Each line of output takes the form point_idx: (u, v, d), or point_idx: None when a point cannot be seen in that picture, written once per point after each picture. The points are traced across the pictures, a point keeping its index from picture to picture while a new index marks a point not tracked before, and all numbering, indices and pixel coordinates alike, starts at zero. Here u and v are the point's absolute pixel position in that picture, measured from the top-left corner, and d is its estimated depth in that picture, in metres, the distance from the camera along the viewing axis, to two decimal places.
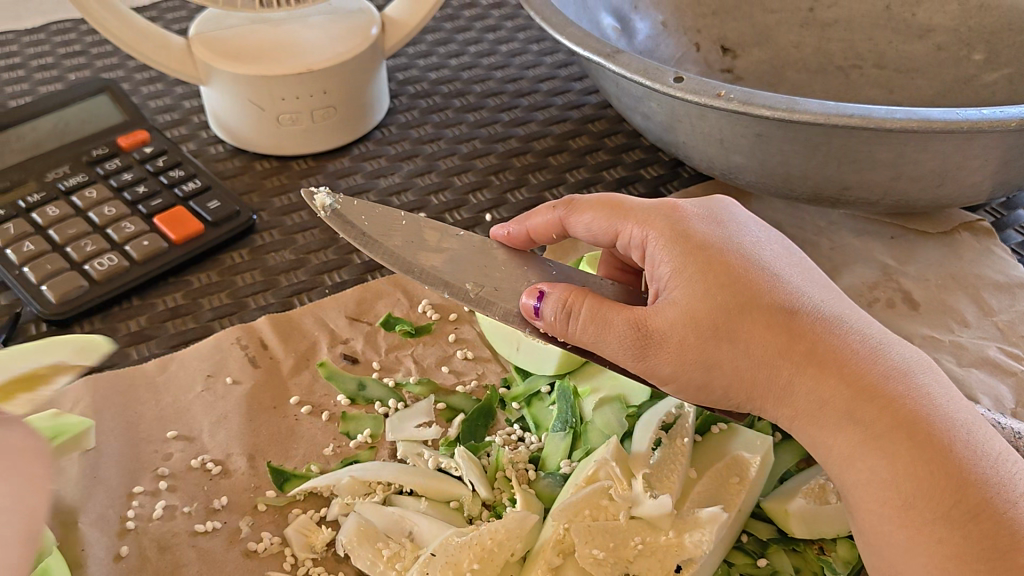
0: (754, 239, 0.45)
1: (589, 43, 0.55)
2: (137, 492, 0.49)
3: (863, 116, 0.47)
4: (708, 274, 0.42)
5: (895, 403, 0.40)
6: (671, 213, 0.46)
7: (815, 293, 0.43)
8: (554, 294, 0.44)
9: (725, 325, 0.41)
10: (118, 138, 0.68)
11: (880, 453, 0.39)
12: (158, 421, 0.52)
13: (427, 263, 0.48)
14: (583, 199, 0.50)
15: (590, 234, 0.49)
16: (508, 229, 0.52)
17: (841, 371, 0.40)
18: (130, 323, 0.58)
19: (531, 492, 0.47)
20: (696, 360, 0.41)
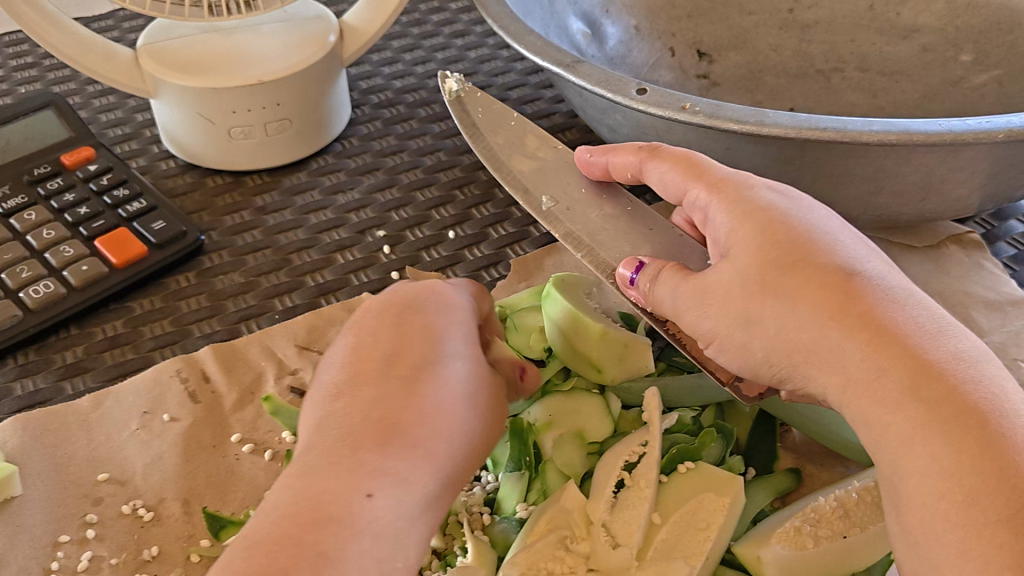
0: (827, 215, 0.39)
1: (548, 53, 0.51)
2: (63, 542, 0.45)
3: (837, 129, 0.44)
4: (767, 229, 0.38)
5: (967, 387, 0.32)
6: (743, 175, 0.41)
7: (893, 274, 0.37)
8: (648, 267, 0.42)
9: (775, 276, 0.36)
10: (62, 155, 0.64)
11: (935, 438, 0.32)
12: (90, 462, 0.49)
13: (514, 166, 0.49)
14: (669, 149, 0.44)
15: (661, 185, 0.43)
16: (592, 154, 0.47)
17: (906, 341, 0.34)
18: (66, 354, 0.55)
19: (484, 539, 0.43)
20: (740, 314, 0.37)
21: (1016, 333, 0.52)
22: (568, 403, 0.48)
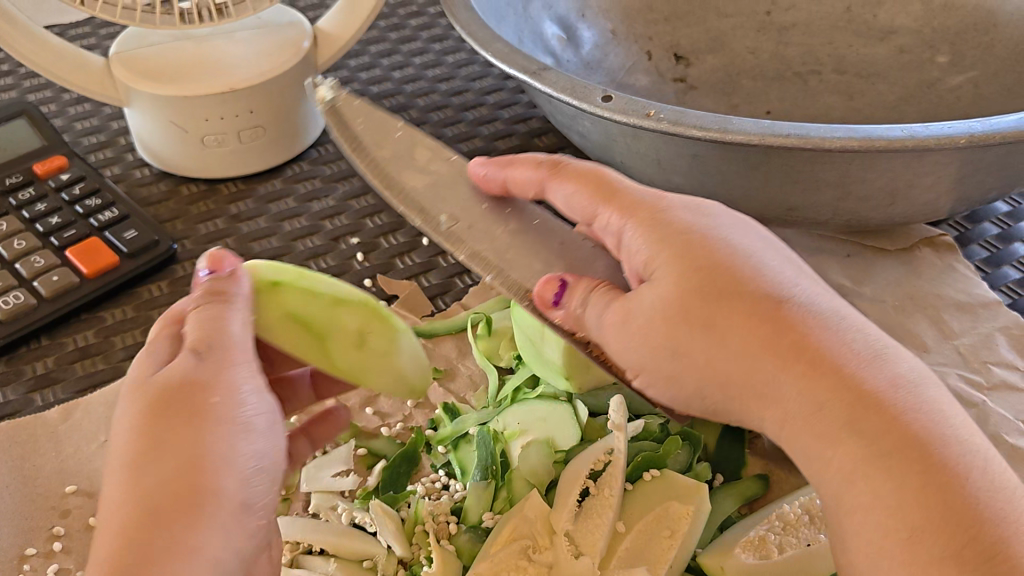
0: (748, 234, 0.38)
1: (515, 60, 0.51)
2: (30, 555, 0.45)
3: (800, 135, 0.44)
4: (688, 255, 0.37)
5: (901, 415, 0.33)
6: (657, 195, 0.40)
7: (816, 294, 0.36)
8: (574, 285, 0.39)
9: (703, 311, 0.35)
10: (36, 165, 0.64)
11: (884, 475, 0.32)
12: (58, 475, 0.49)
13: (407, 185, 0.43)
14: (574, 167, 0.42)
15: (569, 205, 0.42)
16: (489, 168, 0.43)
17: (839, 372, 0.33)
18: (36, 365, 0.54)
19: (449, 549, 0.43)
20: (670, 351, 0.36)
21: (987, 336, 0.52)
22: (532, 411, 0.48)
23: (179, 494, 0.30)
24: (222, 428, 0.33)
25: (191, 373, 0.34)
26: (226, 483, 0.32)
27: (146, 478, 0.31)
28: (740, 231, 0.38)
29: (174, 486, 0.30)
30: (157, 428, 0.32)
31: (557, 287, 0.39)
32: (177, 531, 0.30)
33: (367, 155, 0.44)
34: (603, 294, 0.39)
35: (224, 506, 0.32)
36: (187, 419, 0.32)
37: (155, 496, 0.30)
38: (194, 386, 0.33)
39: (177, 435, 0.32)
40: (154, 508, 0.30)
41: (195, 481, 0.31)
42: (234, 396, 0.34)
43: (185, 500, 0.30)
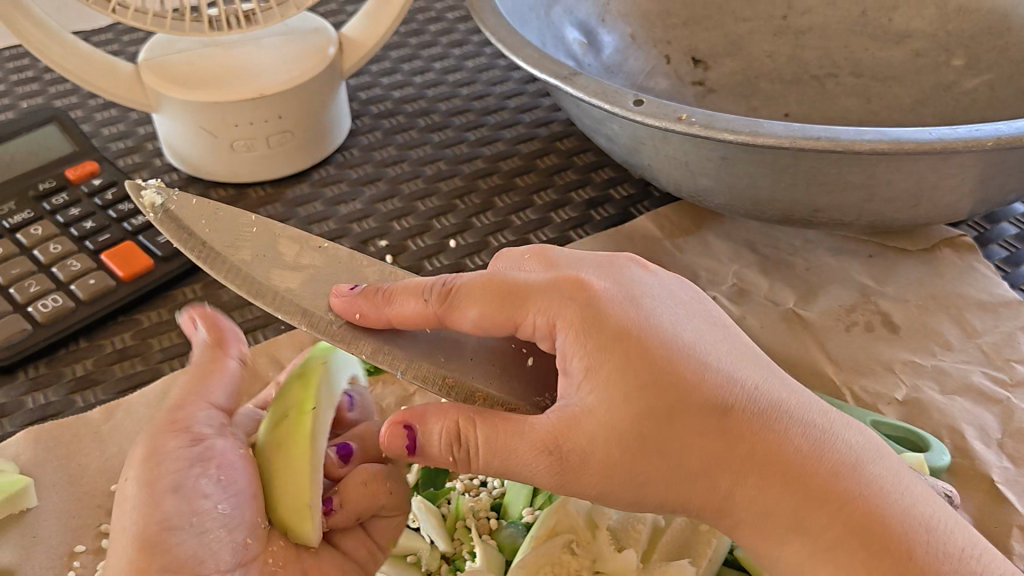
0: (667, 309, 0.37)
1: (545, 64, 0.52)
2: (79, 552, 0.47)
3: (830, 138, 0.45)
4: (626, 368, 0.34)
5: (847, 504, 0.34)
6: (572, 277, 0.36)
7: (746, 378, 0.36)
8: (430, 421, 0.36)
9: (653, 438, 0.33)
10: (67, 170, 0.65)
11: (850, 568, 0.33)
12: (103, 474, 0.50)
13: (280, 283, 0.38)
14: (465, 282, 0.36)
15: (479, 330, 0.36)
16: (361, 308, 0.36)
17: (789, 475, 0.34)
18: (76, 367, 0.55)
19: (492, 544, 0.44)
20: (619, 478, 0.34)
21: (1010, 333, 0.53)
22: None
23: (134, 567, 0.34)
24: (176, 500, 0.36)
25: (154, 445, 0.38)
26: (183, 547, 0.35)
27: (117, 547, 0.35)
28: (664, 311, 0.36)
29: (131, 560, 0.34)
30: (127, 498, 0.36)
31: (405, 429, 0.37)
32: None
33: (222, 259, 0.38)
34: (498, 436, 0.35)
35: (183, 568, 0.35)
36: (147, 498, 0.36)
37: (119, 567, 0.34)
38: (158, 458, 0.37)
39: (138, 509, 0.36)
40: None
41: (148, 555, 0.34)
42: (196, 466, 0.38)
43: (140, 574, 0.34)
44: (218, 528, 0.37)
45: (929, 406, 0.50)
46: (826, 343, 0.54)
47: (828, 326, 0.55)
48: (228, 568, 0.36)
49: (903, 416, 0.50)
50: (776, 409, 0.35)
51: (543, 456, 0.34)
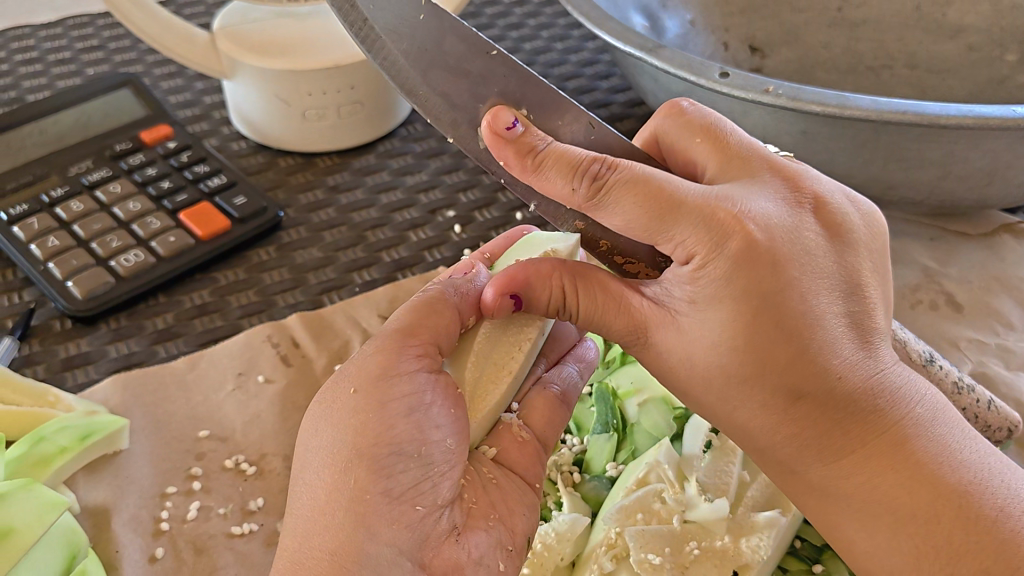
0: (809, 261, 0.33)
1: (629, 38, 0.54)
2: (170, 492, 0.48)
3: (916, 113, 0.46)
4: (718, 322, 0.32)
5: (905, 484, 0.33)
6: (725, 215, 0.32)
7: (857, 345, 0.33)
8: (535, 289, 0.37)
9: (724, 385, 0.33)
10: (141, 133, 0.66)
11: (872, 523, 0.34)
12: (190, 420, 0.51)
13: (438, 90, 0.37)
14: (619, 181, 0.32)
15: (618, 223, 0.33)
16: (508, 159, 0.34)
17: (850, 449, 0.33)
18: (156, 320, 0.57)
19: (577, 495, 0.46)
20: (684, 393, 0.35)
21: None
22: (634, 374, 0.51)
23: (357, 488, 0.33)
24: (407, 425, 0.34)
25: (386, 360, 0.36)
26: (407, 475, 0.34)
27: (333, 459, 0.34)
28: (804, 267, 0.32)
29: (353, 479, 0.33)
30: (345, 410, 0.35)
31: (510, 298, 0.38)
32: (364, 533, 0.32)
33: (382, 47, 0.36)
34: (597, 311, 0.35)
35: (404, 496, 0.33)
36: (376, 416, 0.34)
37: (339, 487, 0.33)
38: (391, 377, 0.35)
39: (361, 428, 0.34)
40: (339, 495, 0.33)
41: (374, 478, 0.33)
42: (421, 396, 0.35)
43: (363, 495, 0.33)
44: (441, 462, 0.35)
45: (996, 380, 0.52)
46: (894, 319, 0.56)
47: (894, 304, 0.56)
48: (444, 503, 0.35)
49: None
50: (875, 378, 0.33)
51: (629, 339, 0.35)
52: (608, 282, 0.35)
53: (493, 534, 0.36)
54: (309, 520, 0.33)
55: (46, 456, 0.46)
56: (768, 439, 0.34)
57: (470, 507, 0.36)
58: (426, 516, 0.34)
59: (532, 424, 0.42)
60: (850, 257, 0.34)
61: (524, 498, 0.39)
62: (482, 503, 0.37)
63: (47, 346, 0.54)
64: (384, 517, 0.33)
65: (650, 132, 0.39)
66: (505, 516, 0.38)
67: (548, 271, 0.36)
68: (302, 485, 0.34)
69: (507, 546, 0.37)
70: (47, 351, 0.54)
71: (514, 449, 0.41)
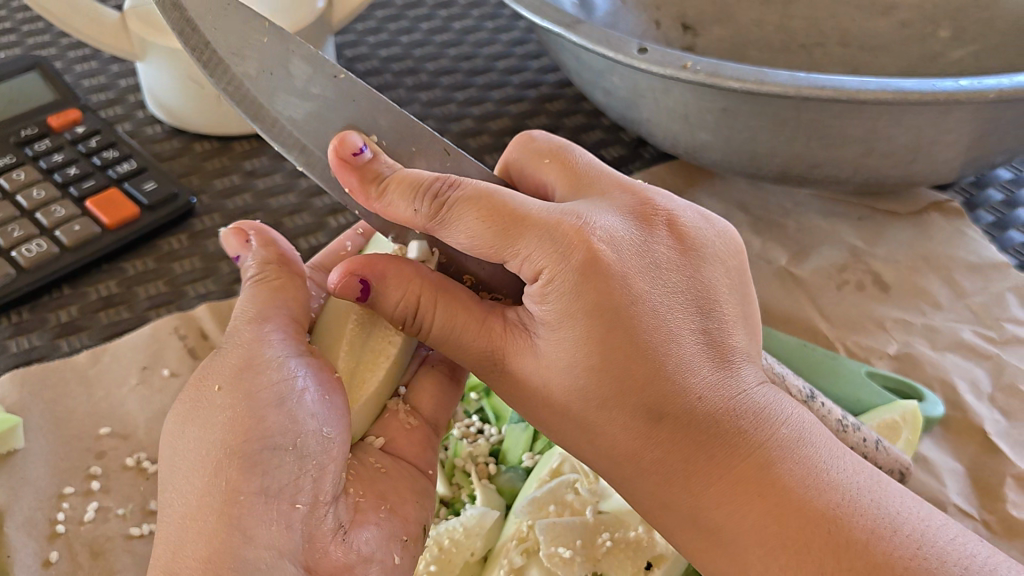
0: (659, 278, 0.34)
1: (547, 14, 0.52)
2: (68, 493, 0.46)
3: (834, 88, 0.45)
4: (573, 343, 0.32)
5: (772, 506, 0.31)
6: (570, 226, 0.33)
7: (713, 363, 0.33)
8: (388, 285, 0.37)
9: (588, 412, 0.33)
10: (49, 118, 0.63)
11: (744, 557, 0.32)
12: (91, 417, 0.49)
13: (288, 115, 0.37)
14: (459, 199, 0.33)
15: (463, 242, 0.34)
16: (353, 186, 0.36)
17: (714, 472, 0.32)
18: (60, 314, 0.54)
19: (492, 488, 0.46)
20: (555, 430, 0.35)
21: (998, 294, 0.54)
22: None
23: (230, 489, 0.32)
24: (279, 415, 0.34)
25: (250, 351, 0.35)
26: (283, 469, 0.33)
27: (201, 462, 0.32)
28: (656, 286, 0.33)
29: (226, 481, 0.32)
30: (212, 408, 0.34)
31: (359, 282, 0.37)
32: (239, 537, 0.31)
33: (225, 68, 0.35)
34: (456, 323, 0.35)
35: (281, 494, 0.33)
36: (247, 408, 0.34)
37: (210, 488, 0.32)
38: (256, 367, 0.35)
39: (229, 424, 0.33)
40: (211, 498, 0.31)
41: (248, 476, 0.32)
42: (294, 383, 0.35)
43: (237, 496, 0.32)
44: (320, 452, 0.35)
45: (921, 360, 0.52)
46: (820, 301, 0.55)
47: (821, 285, 0.56)
48: (327, 501, 0.35)
49: (896, 370, 0.52)
50: (735, 398, 0.33)
51: (486, 365, 0.35)
52: (466, 297, 0.36)
53: (384, 525, 0.37)
54: (178, 528, 0.31)
55: None
56: (636, 469, 0.33)
57: (359, 501, 0.36)
58: (309, 514, 0.33)
59: (421, 409, 0.43)
60: (707, 285, 0.35)
61: (415, 486, 0.40)
62: (371, 496, 0.37)
63: None
64: (260, 518, 0.32)
65: (504, 161, 0.42)
66: (396, 505, 0.38)
67: (410, 272, 0.36)
68: (166, 493, 0.33)
69: (402, 537, 0.37)
70: None
71: (401, 436, 0.41)
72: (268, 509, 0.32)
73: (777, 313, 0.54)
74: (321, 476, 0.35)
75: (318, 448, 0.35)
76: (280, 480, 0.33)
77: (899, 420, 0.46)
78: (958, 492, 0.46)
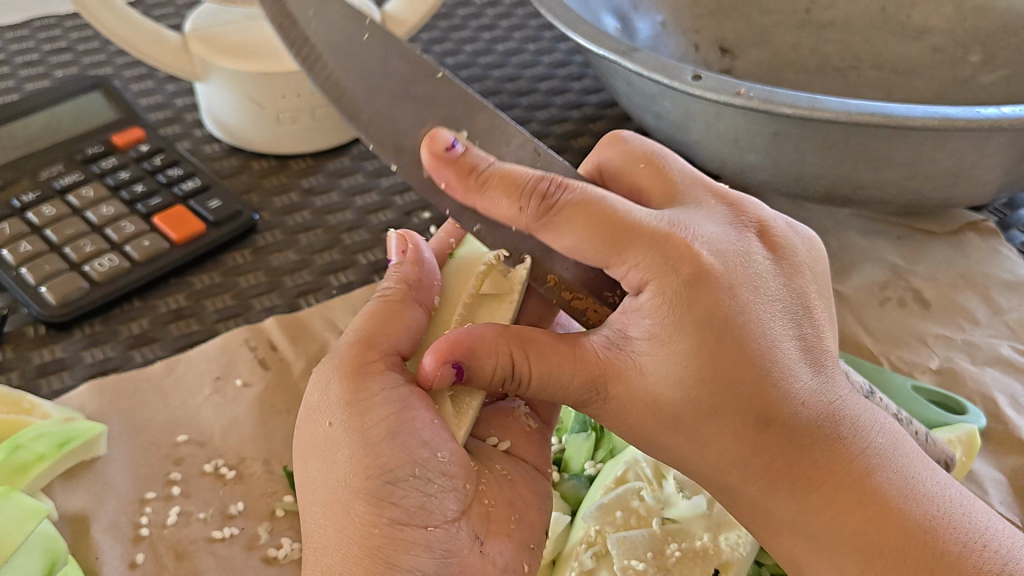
0: (762, 291, 0.36)
1: (604, 41, 0.54)
2: (149, 498, 0.48)
3: (884, 115, 0.47)
4: (683, 357, 0.34)
5: (875, 509, 0.34)
6: (679, 239, 0.35)
7: (810, 373, 0.35)
8: (479, 357, 0.37)
9: (696, 417, 0.34)
10: (113, 136, 0.65)
11: (841, 563, 0.35)
12: (167, 425, 0.51)
13: (378, 108, 0.37)
14: (569, 202, 0.34)
15: (568, 249, 0.35)
16: (444, 175, 0.36)
17: (815, 474, 0.34)
18: (131, 326, 0.56)
19: (557, 495, 0.51)
20: (648, 434, 0.36)
21: None
22: None
23: (366, 523, 0.35)
24: (399, 442, 0.37)
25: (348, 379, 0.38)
26: (410, 498, 0.36)
27: (338, 495, 0.36)
28: (760, 298, 0.35)
29: (360, 518, 0.36)
30: (334, 441, 0.37)
31: (451, 366, 0.38)
32: (383, 564, 0.35)
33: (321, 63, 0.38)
34: (554, 377, 0.36)
35: (414, 519, 0.36)
36: (360, 439, 0.37)
37: (350, 523, 0.36)
38: (364, 401, 0.37)
39: (355, 458, 0.36)
40: (349, 535, 0.35)
41: (379, 510, 0.36)
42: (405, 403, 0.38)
43: (373, 529, 0.35)
44: (439, 475, 0.37)
45: (962, 375, 0.54)
46: (863, 317, 0.57)
47: (864, 301, 0.58)
48: (455, 518, 0.38)
49: (939, 384, 0.53)
50: (833, 407, 0.35)
51: (586, 394, 0.36)
52: (557, 341, 0.37)
53: (513, 537, 0.41)
54: (326, 555, 0.36)
55: (24, 463, 0.46)
56: (734, 472, 0.35)
57: (491, 513, 0.40)
58: (442, 533, 0.37)
59: (537, 410, 0.47)
60: (804, 299, 0.37)
61: (538, 488, 0.44)
62: (502, 512, 0.41)
63: (20, 353, 0.54)
64: (396, 545, 0.35)
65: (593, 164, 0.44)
66: (522, 510, 0.42)
67: (500, 340, 0.37)
68: (309, 520, 0.37)
69: (530, 544, 0.41)
70: (21, 358, 0.54)
71: (522, 438, 0.46)
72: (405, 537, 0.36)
73: None
74: (447, 490, 0.38)
75: (439, 465, 0.38)
76: (416, 504, 0.36)
77: (955, 440, 0.48)
78: (1001, 500, 0.48)
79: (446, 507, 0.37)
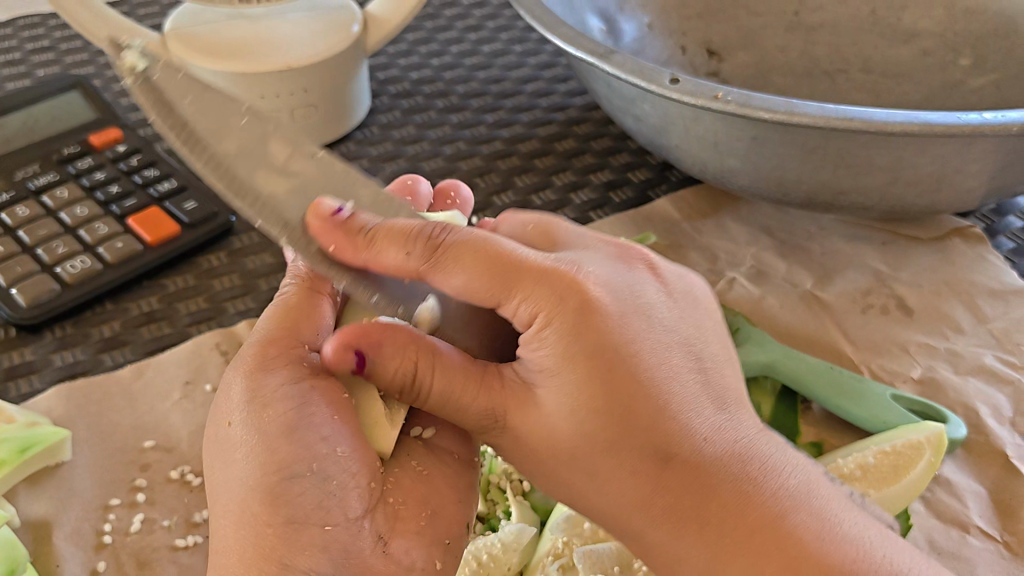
0: (654, 330, 0.35)
1: (583, 43, 0.53)
2: (113, 505, 0.47)
3: (864, 120, 0.46)
4: (579, 390, 0.32)
5: (787, 550, 0.32)
6: (568, 273, 0.34)
7: (711, 411, 0.34)
8: (385, 352, 0.36)
9: (594, 455, 0.33)
10: (90, 137, 0.65)
11: None
12: (135, 431, 0.51)
13: (266, 193, 0.35)
14: (455, 240, 0.34)
15: (456, 288, 0.34)
16: (329, 245, 0.35)
17: (726, 514, 0.32)
18: (102, 329, 0.56)
19: (527, 504, 0.50)
20: (547, 471, 0.35)
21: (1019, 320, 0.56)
22: None
23: (259, 523, 0.34)
24: (294, 441, 0.36)
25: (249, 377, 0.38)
26: (307, 495, 0.35)
27: (235, 496, 0.36)
28: (654, 334, 0.34)
29: (253, 517, 0.35)
30: (235, 441, 0.37)
31: (354, 355, 0.37)
32: (276, 566, 0.34)
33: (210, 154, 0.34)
34: (457, 392, 0.35)
35: (310, 520, 0.35)
36: (258, 436, 0.36)
37: (243, 524, 0.35)
38: (262, 399, 0.37)
39: (256, 454, 0.36)
40: (243, 538, 0.35)
41: (272, 510, 0.35)
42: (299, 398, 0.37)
43: (266, 530, 0.34)
44: (342, 471, 0.36)
45: (944, 385, 0.53)
46: (844, 324, 0.57)
47: (846, 308, 0.57)
48: (358, 517, 0.36)
49: (919, 394, 0.52)
50: (737, 445, 0.34)
51: (483, 422, 0.35)
52: (461, 361, 0.35)
53: (424, 534, 0.38)
54: (223, 560, 0.35)
55: None
56: (637, 514, 0.33)
57: (399, 510, 0.38)
58: (342, 532, 0.35)
59: None
60: (700, 337, 0.36)
61: (464, 480, 0.42)
62: (412, 509, 0.39)
63: None
64: (293, 546, 0.34)
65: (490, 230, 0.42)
66: (439, 509, 0.40)
67: (402, 339, 0.36)
68: (212, 527, 0.37)
69: (444, 540, 0.39)
70: None
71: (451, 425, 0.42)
72: (302, 540, 0.34)
73: (801, 335, 0.56)
74: (351, 488, 0.36)
75: (341, 463, 0.37)
76: (315, 503, 0.35)
77: (923, 441, 0.47)
78: (980, 514, 0.47)
79: (350, 508, 0.36)
